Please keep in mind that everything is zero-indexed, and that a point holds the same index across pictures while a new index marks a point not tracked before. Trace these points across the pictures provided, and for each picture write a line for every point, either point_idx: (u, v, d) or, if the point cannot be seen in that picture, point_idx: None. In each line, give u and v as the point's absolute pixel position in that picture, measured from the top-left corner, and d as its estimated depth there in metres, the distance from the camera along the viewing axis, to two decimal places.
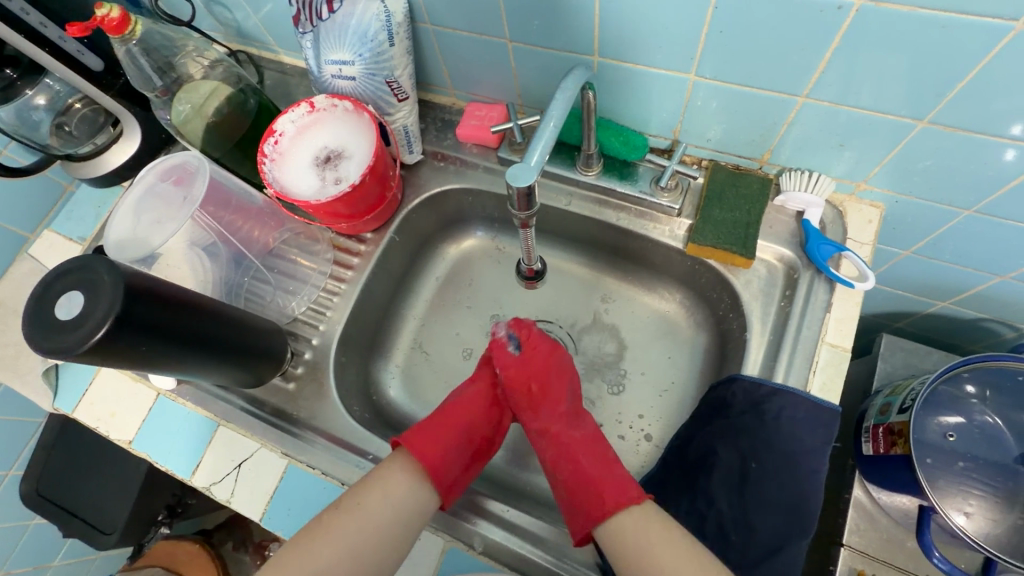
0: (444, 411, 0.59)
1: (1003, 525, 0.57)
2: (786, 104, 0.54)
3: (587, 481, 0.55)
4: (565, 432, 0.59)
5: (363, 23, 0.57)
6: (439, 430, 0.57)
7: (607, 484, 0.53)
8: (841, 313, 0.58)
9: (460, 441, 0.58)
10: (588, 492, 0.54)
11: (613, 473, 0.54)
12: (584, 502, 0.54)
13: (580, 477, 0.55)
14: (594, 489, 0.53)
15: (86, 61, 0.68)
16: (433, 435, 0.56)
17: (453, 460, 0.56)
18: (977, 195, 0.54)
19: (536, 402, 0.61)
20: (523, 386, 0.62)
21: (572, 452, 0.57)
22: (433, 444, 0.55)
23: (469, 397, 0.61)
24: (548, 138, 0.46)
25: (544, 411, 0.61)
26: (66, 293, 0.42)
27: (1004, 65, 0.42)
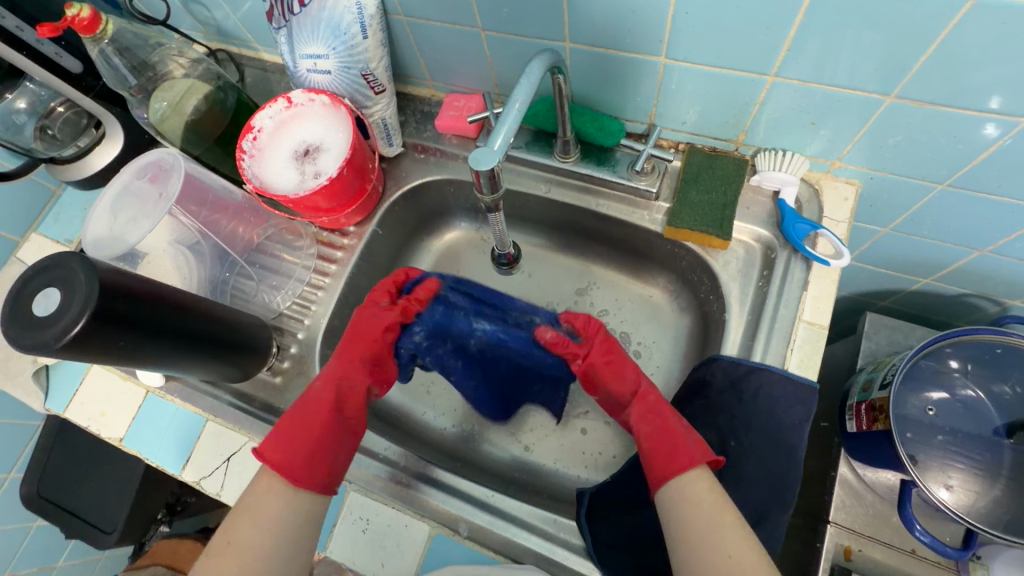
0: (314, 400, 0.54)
1: (985, 496, 0.58)
2: (757, 84, 0.54)
3: (664, 436, 0.51)
4: (649, 391, 0.57)
5: (336, 16, 0.58)
6: (308, 433, 0.52)
7: (683, 440, 0.50)
8: (819, 290, 0.58)
9: (341, 439, 0.54)
10: (665, 447, 0.50)
11: (685, 434, 0.51)
12: (660, 453, 0.50)
13: (658, 431, 0.52)
14: (673, 445, 0.50)
15: (64, 62, 0.70)
16: (305, 438, 0.51)
17: (333, 458, 0.52)
18: (949, 169, 0.54)
19: (615, 368, 0.60)
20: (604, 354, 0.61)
21: (655, 410, 0.54)
22: (296, 451, 0.50)
23: (341, 383, 0.57)
24: (513, 122, 0.46)
25: (628, 373, 0.59)
26: (43, 290, 0.42)
27: (966, 38, 0.42)
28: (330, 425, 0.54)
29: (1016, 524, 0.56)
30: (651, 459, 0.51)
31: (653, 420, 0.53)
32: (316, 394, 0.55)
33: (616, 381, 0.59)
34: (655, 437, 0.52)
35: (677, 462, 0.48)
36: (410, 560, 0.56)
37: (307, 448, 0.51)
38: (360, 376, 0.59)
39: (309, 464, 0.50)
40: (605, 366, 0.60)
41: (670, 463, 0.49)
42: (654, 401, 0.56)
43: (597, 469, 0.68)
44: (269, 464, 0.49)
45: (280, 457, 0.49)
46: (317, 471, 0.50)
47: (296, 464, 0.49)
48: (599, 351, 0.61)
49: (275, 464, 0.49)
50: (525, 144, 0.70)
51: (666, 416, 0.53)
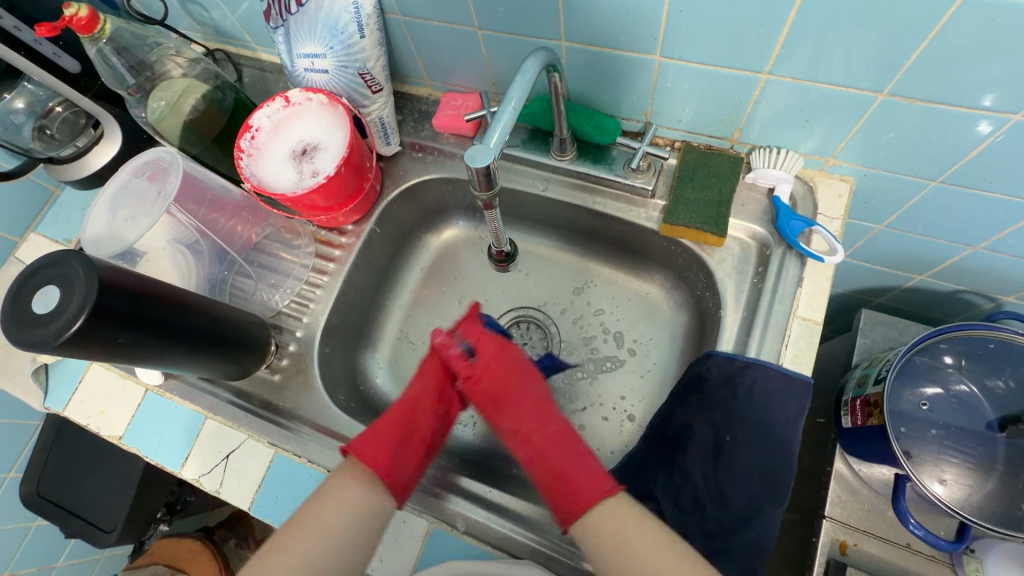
0: (399, 405, 0.57)
1: (980, 491, 0.58)
2: (751, 81, 0.54)
3: (556, 481, 0.51)
4: (535, 428, 0.55)
5: (333, 16, 0.58)
6: (389, 437, 0.54)
7: (580, 479, 0.50)
8: (814, 286, 0.58)
9: (410, 447, 0.55)
10: (563, 487, 0.50)
11: (586, 466, 0.51)
12: (558, 498, 0.50)
13: (551, 470, 0.52)
14: (568, 484, 0.50)
15: (62, 63, 0.71)
16: (383, 443, 0.53)
17: (400, 464, 0.54)
18: (941, 165, 0.55)
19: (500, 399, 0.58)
20: (486, 386, 0.58)
21: (541, 450, 0.53)
22: (380, 452, 0.53)
23: (416, 394, 0.58)
24: (508, 120, 0.47)
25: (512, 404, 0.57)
26: (43, 288, 0.43)
27: (957, 35, 0.43)
28: (406, 434, 0.55)
29: (1009, 517, 0.57)
30: (551, 500, 0.51)
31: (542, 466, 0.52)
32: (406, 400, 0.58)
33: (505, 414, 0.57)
34: (552, 473, 0.51)
35: (585, 498, 0.49)
36: (409, 555, 0.57)
37: (385, 449, 0.53)
38: (434, 391, 0.60)
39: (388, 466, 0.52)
40: (493, 399, 0.58)
41: (577, 499, 0.49)
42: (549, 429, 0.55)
43: None
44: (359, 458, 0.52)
45: (369, 459, 0.52)
46: (393, 477, 0.53)
47: (377, 465, 0.52)
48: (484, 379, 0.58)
49: (366, 457, 0.52)
50: (521, 142, 0.71)
51: (557, 452, 0.53)
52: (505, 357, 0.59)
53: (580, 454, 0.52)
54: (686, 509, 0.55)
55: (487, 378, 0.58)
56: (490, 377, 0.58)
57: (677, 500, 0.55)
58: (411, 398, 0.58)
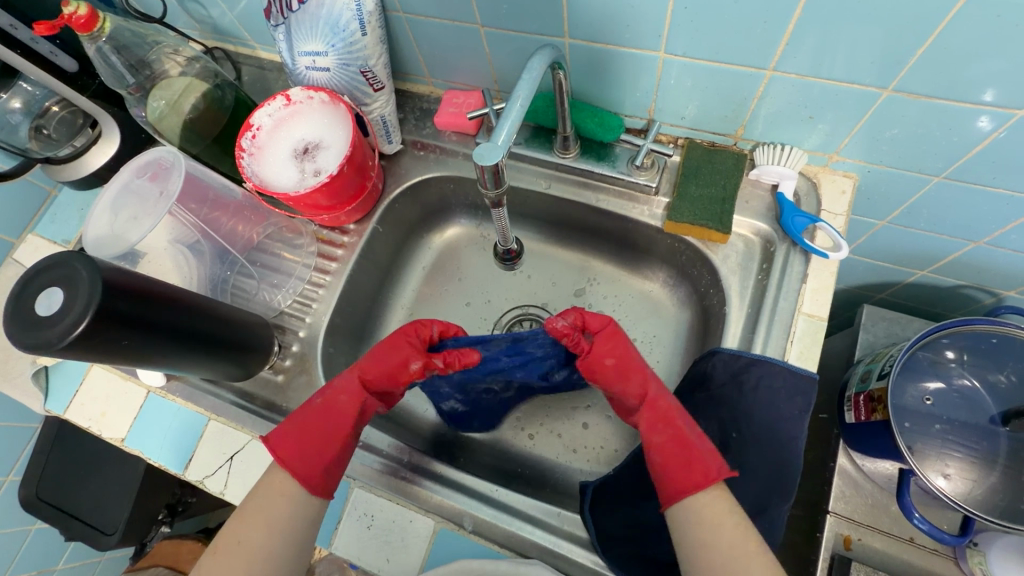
0: (331, 413, 0.54)
1: (982, 484, 0.59)
2: (754, 78, 0.54)
3: (681, 450, 0.50)
4: (656, 397, 0.54)
5: (334, 13, 0.57)
6: (327, 443, 0.52)
7: (704, 458, 0.49)
8: (818, 282, 0.59)
9: (344, 450, 0.54)
10: (681, 461, 0.49)
11: (698, 445, 0.50)
12: (676, 471, 0.49)
13: (671, 444, 0.50)
14: (688, 462, 0.49)
15: (58, 61, 0.70)
16: (316, 454, 0.52)
17: (339, 468, 0.53)
18: (945, 161, 0.55)
19: (621, 369, 0.56)
20: (612, 351, 0.56)
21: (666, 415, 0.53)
22: (315, 461, 0.51)
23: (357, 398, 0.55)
24: (514, 119, 0.47)
25: (634, 376, 0.56)
26: (46, 290, 0.42)
27: (960, 33, 0.43)
28: (346, 444, 0.54)
29: (1011, 510, 0.57)
30: (669, 471, 0.49)
31: (667, 431, 0.52)
32: (343, 410, 0.55)
33: (622, 384, 0.56)
34: (660, 458, 0.51)
35: (685, 486, 0.48)
36: (414, 554, 0.57)
37: (317, 457, 0.51)
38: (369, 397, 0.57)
39: (325, 469, 0.51)
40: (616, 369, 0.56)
41: (677, 481, 0.49)
42: (666, 404, 0.54)
43: (599, 462, 0.69)
44: (289, 469, 0.50)
45: (295, 467, 0.50)
46: (325, 480, 0.52)
47: (313, 474, 0.51)
48: (604, 347, 0.56)
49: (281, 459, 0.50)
50: (524, 140, 0.71)
51: (676, 425, 0.52)
52: (618, 331, 0.57)
53: (684, 438, 0.50)
54: None
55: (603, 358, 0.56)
56: (611, 342, 0.57)
57: None
58: (343, 409, 0.54)
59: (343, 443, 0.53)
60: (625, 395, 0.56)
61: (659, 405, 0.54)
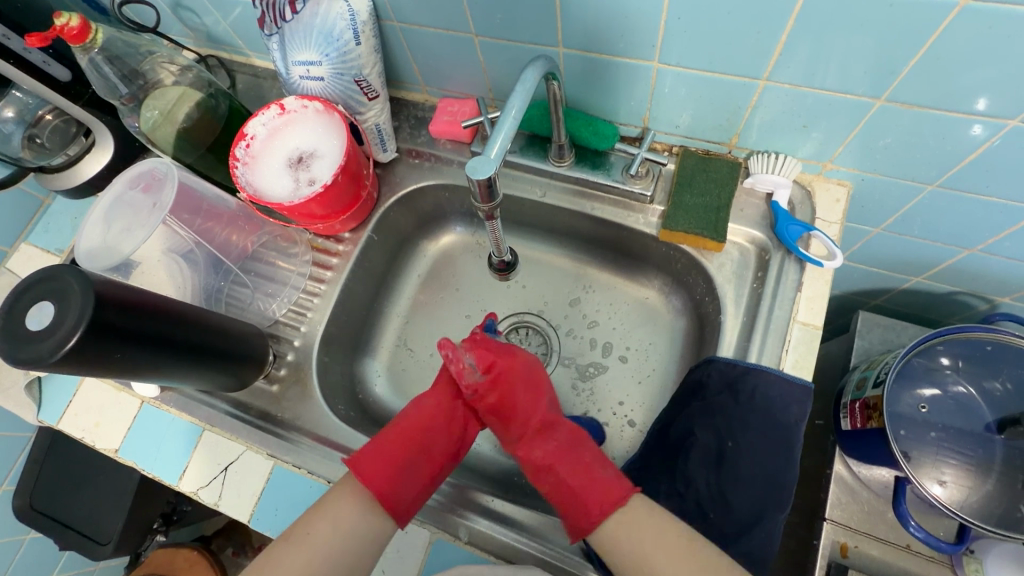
0: (400, 426, 0.57)
1: (978, 492, 0.58)
2: (748, 88, 0.54)
3: (566, 494, 0.53)
4: (535, 440, 0.58)
5: (328, 23, 0.57)
6: (389, 446, 0.55)
7: (592, 490, 0.52)
8: (813, 291, 0.59)
9: (414, 462, 0.55)
10: (569, 503, 0.53)
11: (600, 474, 0.53)
12: (570, 513, 0.53)
13: (558, 491, 0.54)
14: (576, 498, 0.52)
15: (52, 70, 0.67)
16: (384, 461, 0.54)
17: (407, 482, 0.54)
18: (938, 170, 0.55)
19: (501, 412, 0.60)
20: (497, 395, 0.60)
21: (547, 463, 0.56)
22: (378, 460, 0.53)
23: (428, 411, 0.59)
24: (508, 130, 0.47)
25: (520, 411, 0.59)
26: (37, 304, 0.42)
27: (952, 43, 0.43)
28: (411, 454, 0.55)
29: (1008, 518, 0.57)
30: (565, 510, 0.53)
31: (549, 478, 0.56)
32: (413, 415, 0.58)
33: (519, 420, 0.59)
34: (556, 492, 0.54)
35: (589, 517, 0.51)
36: (409, 565, 0.57)
37: (389, 472, 0.53)
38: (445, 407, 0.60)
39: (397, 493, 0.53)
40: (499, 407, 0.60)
41: (592, 503, 0.51)
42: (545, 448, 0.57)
43: None
44: (354, 470, 0.52)
45: (363, 473, 0.52)
46: (392, 494, 0.53)
47: (375, 478, 0.52)
48: (489, 392, 0.60)
49: (360, 476, 0.52)
50: (519, 148, 0.71)
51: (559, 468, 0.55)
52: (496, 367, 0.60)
53: (588, 466, 0.54)
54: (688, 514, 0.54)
55: (495, 391, 0.60)
56: (496, 385, 0.60)
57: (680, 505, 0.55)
58: (416, 417, 0.58)
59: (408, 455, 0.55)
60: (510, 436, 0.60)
61: (547, 438, 0.58)
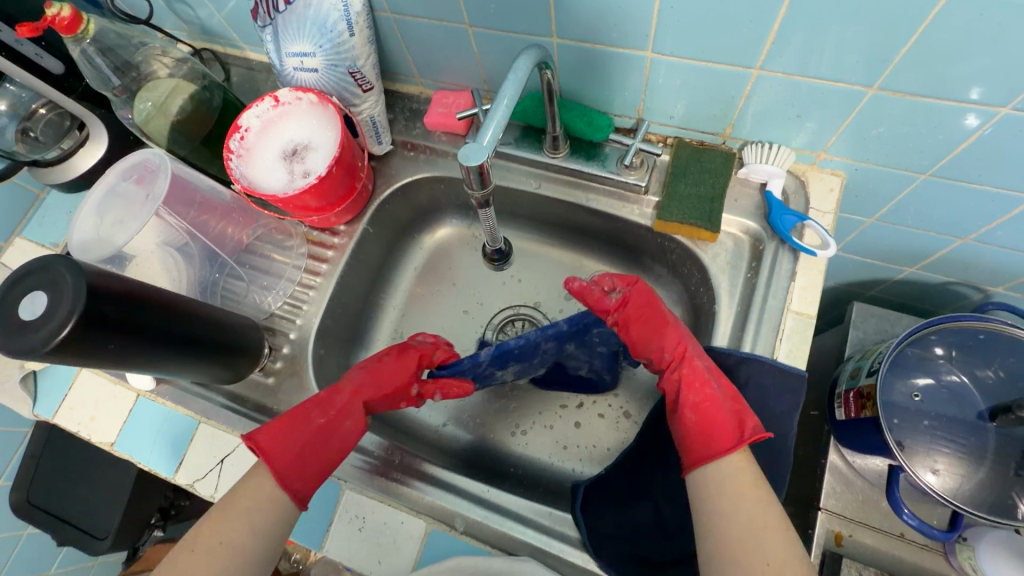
0: (315, 422, 0.55)
1: (970, 479, 0.59)
2: (741, 77, 0.55)
3: (705, 418, 0.51)
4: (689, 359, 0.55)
5: (321, 13, 0.57)
6: (307, 444, 0.54)
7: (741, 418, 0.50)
8: (807, 280, 0.59)
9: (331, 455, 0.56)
10: (707, 425, 0.51)
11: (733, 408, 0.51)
12: (705, 435, 0.51)
13: (700, 408, 0.52)
14: (715, 425, 0.50)
15: (45, 63, 0.69)
16: (294, 448, 0.53)
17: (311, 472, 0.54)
18: (931, 159, 0.55)
19: (652, 328, 0.59)
20: (638, 317, 0.59)
21: (690, 382, 0.54)
22: (291, 455, 0.53)
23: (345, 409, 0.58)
24: (501, 118, 0.47)
25: (669, 334, 0.58)
26: (30, 294, 0.42)
27: (944, 30, 0.43)
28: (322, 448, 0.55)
29: (999, 505, 0.58)
30: (698, 431, 0.51)
31: (693, 394, 0.53)
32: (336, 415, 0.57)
33: (660, 341, 0.58)
34: (694, 414, 0.52)
35: (715, 445, 0.49)
36: (403, 557, 0.57)
37: (298, 464, 0.53)
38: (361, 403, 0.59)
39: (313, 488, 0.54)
40: (650, 329, 0.59)
41: (710, 441, 0.50)
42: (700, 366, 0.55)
43: (592, 462, 0.69)
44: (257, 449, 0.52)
45: (270, 455, 0.52)
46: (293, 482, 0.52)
47: (286, 472, 0.52)
48: (634, 307, 0.60)
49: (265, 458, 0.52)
50: (514, 140, 0.71)
51: (710, 386, 0.53)
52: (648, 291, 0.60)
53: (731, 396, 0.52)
54: (681, 505, 0.55)
55: (638, 318, 0.59)
56: (641, 305, 0.60)
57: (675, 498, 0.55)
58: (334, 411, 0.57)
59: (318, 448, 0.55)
60: (662, 353, 0.58)
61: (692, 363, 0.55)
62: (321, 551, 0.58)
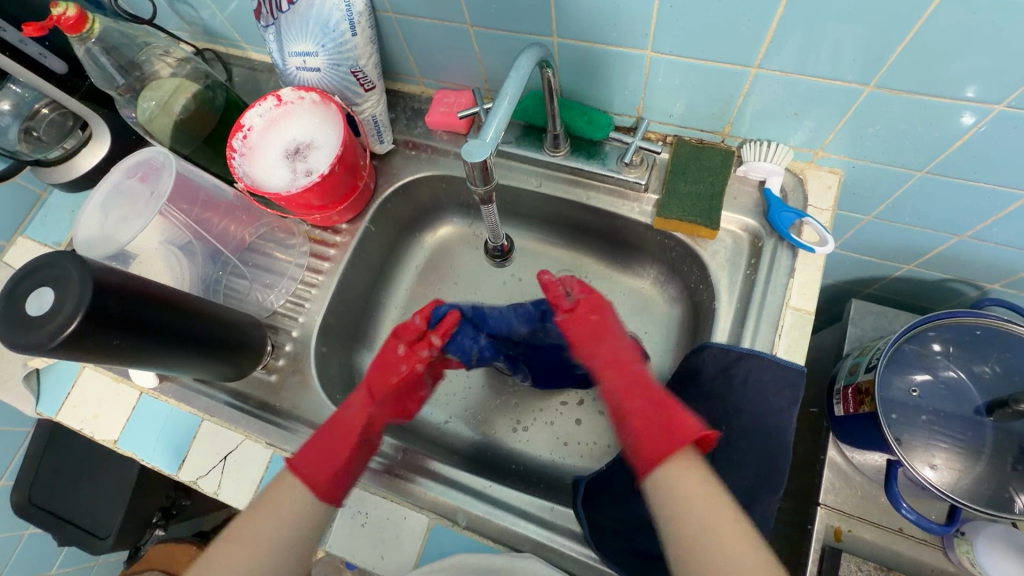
0: (335, 424, 0.56)
1: (967, 474, 0.59)
2: (740, 76, 0.55)
3: (648, 423, 0.51)
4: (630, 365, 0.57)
5: (324, 13, 0.58)
6: (332, 446, 0.54)
7: (681, 418, 0.50)
8: (806, 276, 0.59)
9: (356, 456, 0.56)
10: (650, 430, 0.50)
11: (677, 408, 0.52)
12: (649, 440, 0.50)
13: (642, 413, 0.52)
14: (663, 427, 0.50)
15: (49, 63, 0.70)
16: (323, 452, 0.54)
17: (343, 473, 0.54)
18: (927, 156, 0.56)
19: (593, 334, 0.60)
20: (584, 327, 0.60)
21: (631, 388, 0.55)
22: (319, 459, 0.53)
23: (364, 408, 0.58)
24: (503, 116, 0.47)
25: (605, 340, 0.59)
26: (36, 291, 0.42)
27: (939, 28, 0.44)
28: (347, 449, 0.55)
29: (997, 499, 0.58)
30: (642, 436, 0.51)
31: (636, 401, 0.53)
32: (350, 415, 0.57)
33: (597, 347, 0.59)
34: (637, 420, 0.52)
35: (660, 448, 0.49)
36: (407, 552, 0.57)
37: (328, 466, 0.53)
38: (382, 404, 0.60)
39: (334, 477, 0.53)
40: (590, 334, 0.59)
41: (655, 446, 0.49)
42: (638, 372, 0.56)
43: (593, 458, 0.69)
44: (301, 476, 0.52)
45: (302, 463, 0.52)
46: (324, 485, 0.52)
47: (317, 478, 0.52)
48: (578, 310, 0.60)
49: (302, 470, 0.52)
50: (515, 139, 0.71)
51: (652, 391, 0.54)
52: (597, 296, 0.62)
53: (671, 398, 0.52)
54: None
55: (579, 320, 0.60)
56: (585, 309, 0.60)
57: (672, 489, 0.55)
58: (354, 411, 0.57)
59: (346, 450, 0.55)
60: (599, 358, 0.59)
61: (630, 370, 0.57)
62: (329, 551, 0.58)
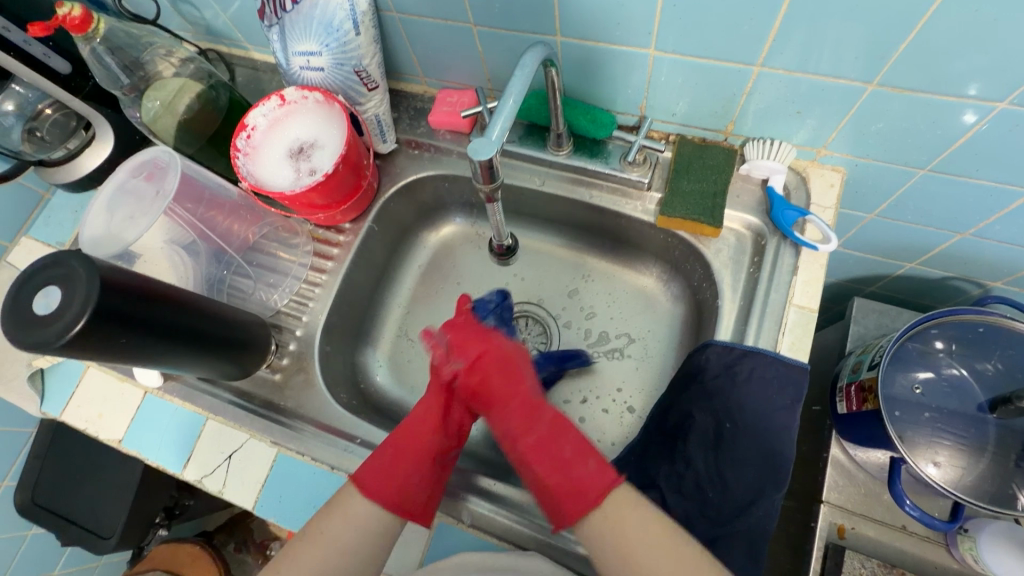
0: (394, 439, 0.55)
1: (970, 471, 0.60)
2: (743, 74, 0.55)
3: (548, 486, 0.49)
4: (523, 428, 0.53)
5: (328, 13, 0.58)
6: (400, 459, 0.54)
7: (579, 473, 0.49)
8: (808, 274, 0.60)
9: (428, 468, 0.55)
10: (556, 492, 0.49)
11: (580, 465, 0.49)
12: (555, 501, 0.49)
13: (540, 477, 0.50)
14: (563, 489, 0.49)
15: (52, 63, 0.69)
16: (388, 470, 0.53)
17: (416, 487, 0.54)
18: (930, 154, 0.56)
19: (482, 396, 0.57)
20: (473, 385, 0.57)
21: (528, 456, 0.51)
22: (382, 476, 0.52)
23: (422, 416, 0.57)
24: (508, 115, 0.48)
25: (503, 399, 0.55)
26: (44, 289, 0.42)
27: (942, 26, 0.44)
28: (416, 459, 0.54)
29: (1000, 495, 0.58)
30: (550, 498, 0.49)
31: (531, 466, 0.51)
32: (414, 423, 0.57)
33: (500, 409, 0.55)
34: (540, 483, 0.50)
35: (571, 509, 0.48)
36: (412, 550, 0.58)
37: (396, 480, 0.53)
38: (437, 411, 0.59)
39: (402, 490, 0.52)
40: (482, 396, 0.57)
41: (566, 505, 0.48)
42: (535, 423, 0.53)
43: None
44: (364, 488, 0.51)
45: (370, 482, 0.52)
46: (404, 499, 0.52)
47: (388, 492, 0.52)
48: (467, 375, 0.58)
49: (366, 490, 0.51)
50: (518, 138, 0.71)
51: (554, 451, 0.50)
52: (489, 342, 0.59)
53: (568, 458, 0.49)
54: (687, 495, 0.56)
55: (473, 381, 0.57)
56: (476, 369, 0.57)
57: (678, 485, 0.56)
58: (414, 424, 0.57)
59: (413, 460, 0.54)
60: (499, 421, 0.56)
61: (532, 424, 0.53)
62: None
